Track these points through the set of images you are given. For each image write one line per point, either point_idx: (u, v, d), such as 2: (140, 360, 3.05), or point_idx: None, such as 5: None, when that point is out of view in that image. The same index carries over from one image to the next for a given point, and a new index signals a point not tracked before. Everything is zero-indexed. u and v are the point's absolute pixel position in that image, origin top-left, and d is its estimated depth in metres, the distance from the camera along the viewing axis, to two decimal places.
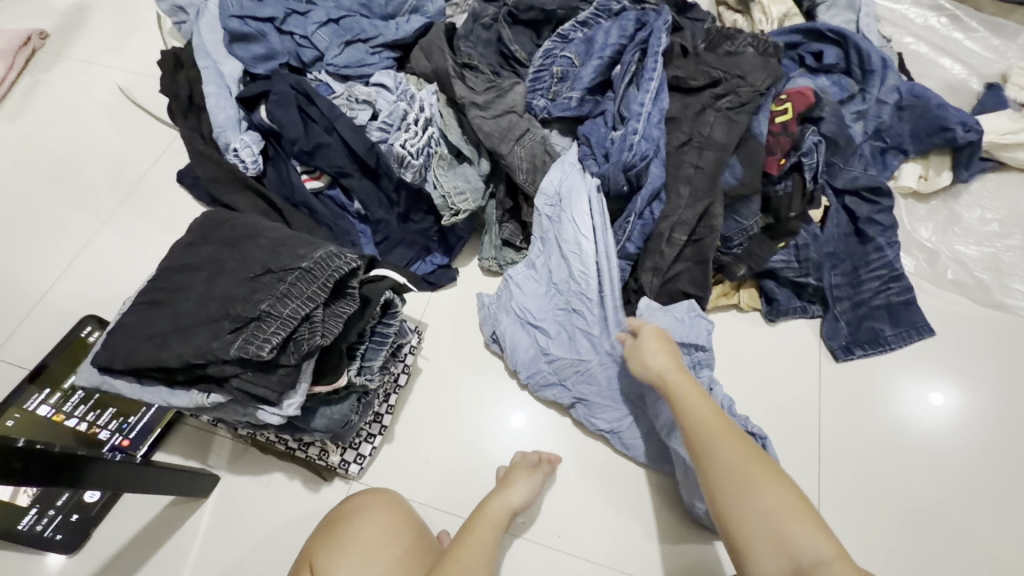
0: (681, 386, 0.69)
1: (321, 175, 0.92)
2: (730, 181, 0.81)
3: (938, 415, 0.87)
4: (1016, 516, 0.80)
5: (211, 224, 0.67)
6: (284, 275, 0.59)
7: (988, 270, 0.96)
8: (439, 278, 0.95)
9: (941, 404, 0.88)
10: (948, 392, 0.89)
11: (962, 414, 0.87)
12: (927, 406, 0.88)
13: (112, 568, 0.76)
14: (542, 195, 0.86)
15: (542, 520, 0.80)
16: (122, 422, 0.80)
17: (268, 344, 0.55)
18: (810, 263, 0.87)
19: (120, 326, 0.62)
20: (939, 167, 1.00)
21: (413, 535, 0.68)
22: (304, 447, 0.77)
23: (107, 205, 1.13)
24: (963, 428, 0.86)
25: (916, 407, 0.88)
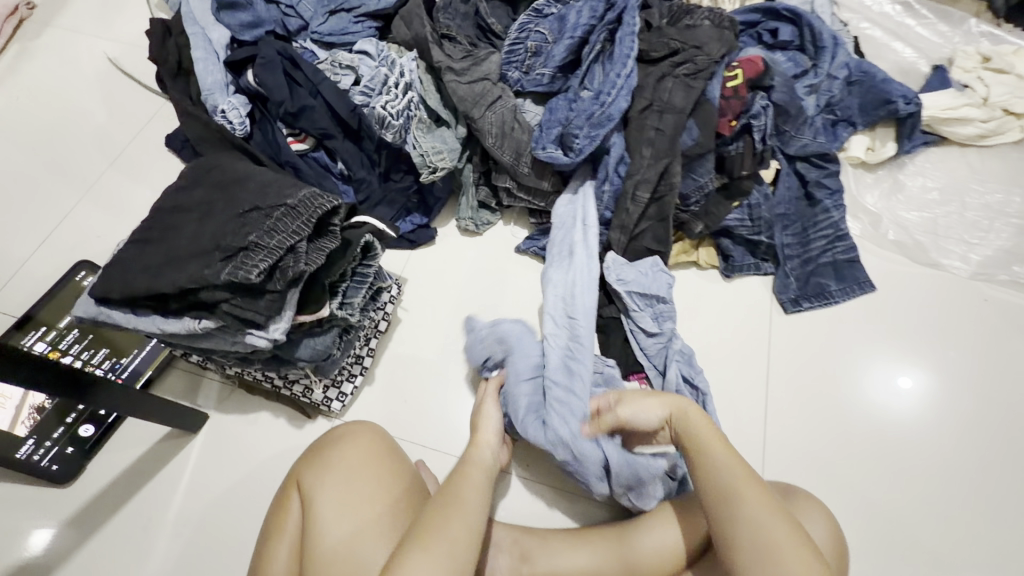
0: (702, 434, 0.64)
1: (306, 138, 0.96)
2: (688, 143, 0.87)
3: (909, 400, 0.92)
4: (947, 454, 0.88)
5: (201, 170, 0.72)
6: (271, 212, 0.64)
7: (926, 233, 1.04)
8: (419, 237, 1.01)
9: (911, 389, 0.93)
10: (917, 376, 0.94)
11: (930, 398, 0.92)
12: (896, 391, 0.93)
13: (109, 494, 0.81)
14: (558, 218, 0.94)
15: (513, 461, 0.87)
16: (115, 362, 0.86)
17: (257, 269, 0.60)
18: (762, 222, 0.95)
19: (115, 261, 0.66)
20: (884, 138, 1.08)
21: (393, 471, 0.70)
22: (288, 386, 0.83)
23: (97, 167, 1.16)
24: (928, 423, 0.90)
25: (885, 391, 0.93)
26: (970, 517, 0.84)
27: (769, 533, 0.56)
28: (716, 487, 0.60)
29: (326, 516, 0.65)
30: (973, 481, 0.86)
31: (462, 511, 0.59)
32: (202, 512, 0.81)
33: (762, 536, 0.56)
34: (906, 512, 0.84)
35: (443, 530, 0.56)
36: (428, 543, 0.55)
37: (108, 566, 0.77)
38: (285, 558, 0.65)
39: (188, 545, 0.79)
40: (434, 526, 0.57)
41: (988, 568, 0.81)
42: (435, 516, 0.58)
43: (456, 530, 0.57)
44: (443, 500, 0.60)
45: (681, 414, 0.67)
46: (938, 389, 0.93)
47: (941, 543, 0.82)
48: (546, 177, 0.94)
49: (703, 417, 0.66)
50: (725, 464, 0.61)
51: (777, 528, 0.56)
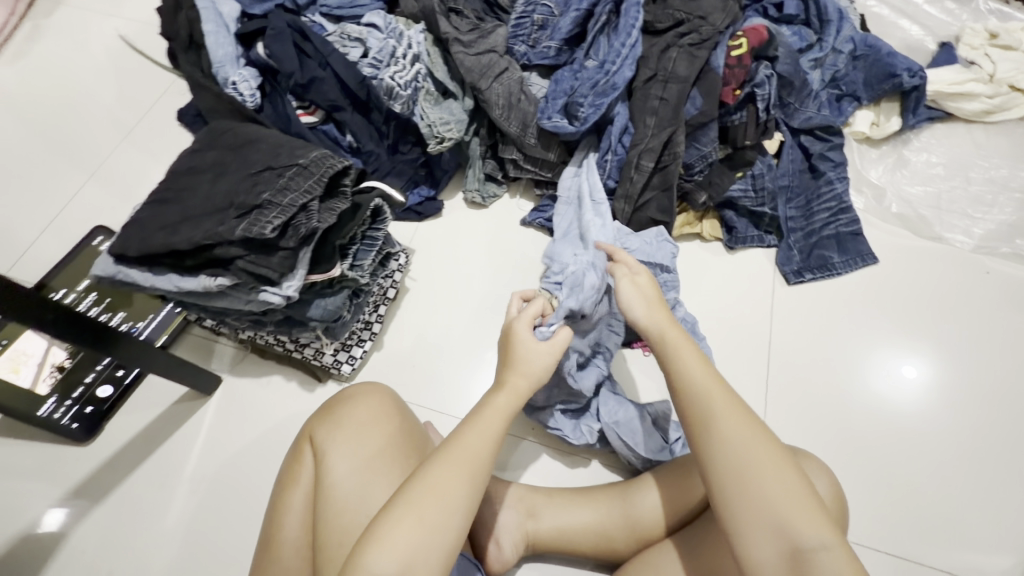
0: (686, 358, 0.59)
1: (315, 111, 0.97)
2: (691, 112, 0.88)
3: (913, 387, 0.92)
4: (949, 424, 0.89)
5: (215, 133, 0.74)
6: (283, 171, 0.66)
7: (929, 207, 1.05)
8: (426, 209, 1.03)
9: (913, 376, 0.92)
10: (921, 366, 0.93)
11: (935, 388, 0.91)
12: (899, 380, 0.92)
13: (126, 453, 0.84)
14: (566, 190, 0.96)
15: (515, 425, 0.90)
16: (132, 326, 0.89)
17: (270, 226, 0.62)
18: (766, 193, 0.96)
19: (133, 221, 0.68)
20: (889, 113, 1.09)
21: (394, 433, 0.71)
22: (300, 349, 0.85)
23: (111, 142, 1.18)
24: (931, 400, 0.90)
25: (889, 381, 0.92)
26: (970, 485, 0.84)
27: (751, 453, 0.51)
28: (693, 410, 0.55)
29: (338, 468, 0.67)
30: (975, 449, 0.87)
31: (466, 471, 0.55)
32: (217, 470, 0.83)
33: (740, 457, 0.51)
34: (907, 477, 0.85)
35: (443, 488, 0.53)
36: (424, 505, 0.52)
37: (126, 521, 0.80)
38: (300, 508, 0.68)
39: (204, 501, 0.81)
40: (435, 482, 0.53)
41: (990, 532, 0.81)
42: (438, 470, 0.54)
43: (457, 490, 0.53)
44: (452, 450, 0.56)
45: (657, 328, 0.63)
46: (942, 373, 0.92)
47: (940, 509, 0.83)
48: (552, 148, 0.96)
49: (680, 335, 0.62)
50: (702, 381, 0.57)
51: (758, 448, 0.51)
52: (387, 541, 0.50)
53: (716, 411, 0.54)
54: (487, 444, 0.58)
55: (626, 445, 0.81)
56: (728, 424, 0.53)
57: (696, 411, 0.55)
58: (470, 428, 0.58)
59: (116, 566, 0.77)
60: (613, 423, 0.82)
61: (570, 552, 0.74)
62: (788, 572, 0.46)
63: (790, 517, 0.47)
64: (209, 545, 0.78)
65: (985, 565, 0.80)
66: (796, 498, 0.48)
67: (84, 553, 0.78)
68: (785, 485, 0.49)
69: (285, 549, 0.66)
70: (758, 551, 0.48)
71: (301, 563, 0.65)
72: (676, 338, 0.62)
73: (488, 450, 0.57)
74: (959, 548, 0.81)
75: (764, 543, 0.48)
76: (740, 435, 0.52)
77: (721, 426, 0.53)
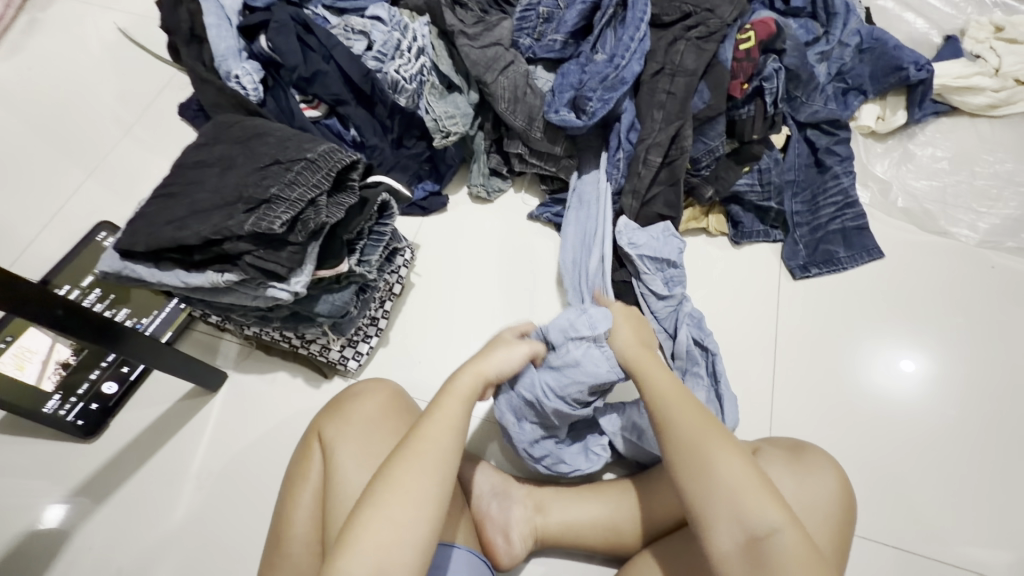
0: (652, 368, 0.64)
1: (319, 105, 0.96)
2: (699, 106, 0.88)
3: (907, 379, 0.92)
4: (953, 418, 0.89)
5: (221, 127, 0.73)
6: (291, 165, 0.66)
7: (935, 201, 1.05)
8: (431, 204, 1.03)
9: (911, 370, 0.93)
10: (919, 360, 0.93)
11: (931, 381, 0.92)
12: (899, 373, 0.93)
13: (132, 450, 0.84)
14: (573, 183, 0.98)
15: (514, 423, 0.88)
16: (137, 322, 0.88)
17: (279, 220, 0.62)
18: (772, 187, 0.96)
19: (140, 216, 0.68)
20: (894, 106, 1.08)
21: (392, 419, 0.71)
22: (306, 345, 0.85)
23: (111, 137, 1.17)
24: (934, 395, 0.91)
25: (890, 375, 0.92)
26: (974, 477, 0.85)
27: (704, 448, 0.54)
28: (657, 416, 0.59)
29: (348, 465, 0.67)
30: (978, 442, 0.87)
31: (429, 463, 0.55)
32: (223, 466, 0.83)
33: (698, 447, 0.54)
34: (911, 470, 0.86)
35: (409, 484, 0.53)
36: (394, 502, 0.52)
37: (134, 518, 0.80)
38: (309, 503, 0.67)
39: (210, 497, 0.81)
40: (404, 480, 0.54)
41: (993, 524, 0.82)
42: (402, 467, 0.54)
43: (423, 483, 0.54)
44: (411, 449, 0.56)
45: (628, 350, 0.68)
46: (945, 370, 0.92)
47: (943, 501, 0.84)
48: (558, 141, 0.94)
49: (643, 355, 0.66)
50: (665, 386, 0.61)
51: (710, 441, 0.54)
52: (362, 540, 0.50)
53: (675, 415, 0.58)
54: (451, 436, 0.58)
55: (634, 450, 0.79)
56: (686, 426, 0.56)
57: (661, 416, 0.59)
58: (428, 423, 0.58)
59: (124, 561, 0.77)
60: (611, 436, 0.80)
61: (579, 547, 0.74)
62: (745, 552, 0.49)
63: (741, 503, 0.51)
64: (217, 540, 0.78)
65: (989, 557, 0.80)
66: (748, 482, 0.51)
67: (92, 550, 0.78)
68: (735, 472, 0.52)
69: (293, 544, 0.66)
70: (721, 539, 0.51)
71: (311, 559, 0.65)
72: (641, 358, 0.66)
73: (450, 439, 0.57)
74: (963, 540, 0.81)
75: (724, 529, 0.51)
76: (698, 433, 0.55)
77: (680, 424, 0.57)
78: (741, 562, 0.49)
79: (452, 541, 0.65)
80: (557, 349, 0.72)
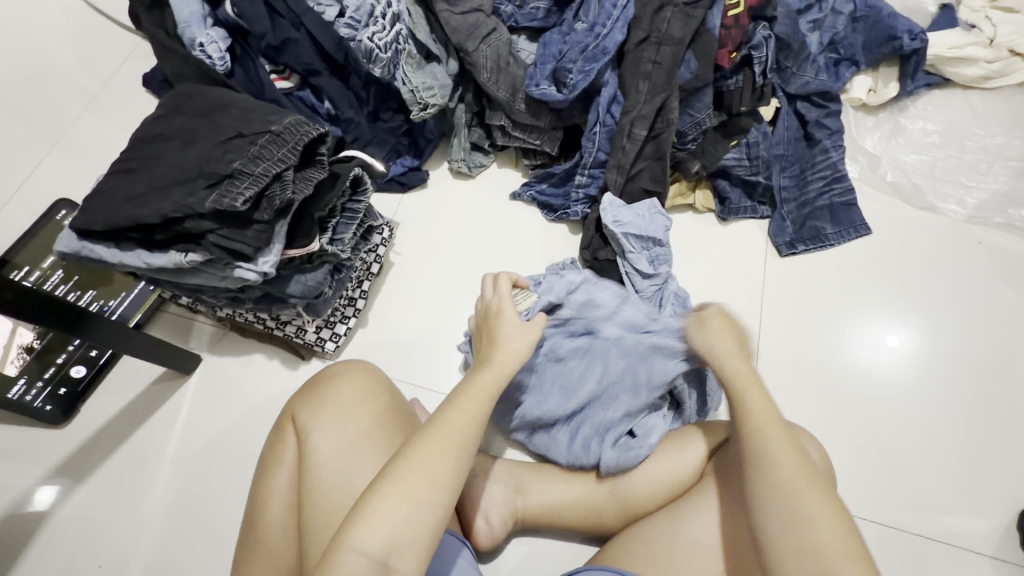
0: (751, 393, 0.59)
1: (290, 75, 0.92)
2: (686, 76, 0.85)
3: (890, 352, 0.92)
4: (935, 394, 0.89)
5: (181, 98, 0.69)
6: (255, 138, 0.62)
7: (924, 175, 1.03)
8: (410, 179, 0.99)
9: (894, 345, 0.93)
10: (903, 335, 0.93)
11: (912, 354, 0.92)
12: (882, 347, 0.92)
13: (104, 434, 0.82)
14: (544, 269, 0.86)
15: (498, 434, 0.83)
16: (104, 305, 0.85)
17: (242, 197, 0.59)
18: (760, 161, 0.94)
19: (97, 193, 0.64)
20: (886, 78, 1.05)
21: (381, 407, 0.69)
22: (281, 326, 0.83)
23: (72, 110, 1.11)
24: (915, 369, 0.91)
25: (872, 352, 0.92)
26: (953, 449, 0.85)
27: (785, 463, 0.52)
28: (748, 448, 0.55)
29: (323, 449, 0.65)
30: (958, 416, 0.87)
31: (445, 449, 0.53)
32: (200, 449, 0.81)
33: (792, 498, 0.50)
34: (892, 444, 0.86)
35: (428, 464, 0.52)
36: (410, 480, 0.51)
37: (108, 501, 0.78)
38: (285, 488, 0.66)
39: (187, 481, 0.80)
40: (422, 459, 0.52)
41: (970, 495, 0.83)
42: (422, 446, 0.53)
43: (445, 461, 0.52)
44: (436, 428, 0.54)
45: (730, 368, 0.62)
46: (925, 346, 0.92)
47: (923, 472, 0.84)
48: (542, 116, 0.91)
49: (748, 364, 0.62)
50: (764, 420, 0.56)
51: (805, 492, 0.50)
52: (375, 517, 0.49)
53: (763, 429, 0.55)
54: (471, 424, 0.55)
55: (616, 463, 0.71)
56: (774, 442, 0.54)
57: (748, 429, 0.56)
58: (452, 406, 0.56)
59: (100, 545, 0.76)
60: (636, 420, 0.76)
61: (559, 527, 0.74)
62: None
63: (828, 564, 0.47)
64: (194, 523, 0.77)
65: (966, 527, 0.81)
66: (825, 508, 0.49)
67: (67, 534, 0.76)
68: (816, 499, 0.50)
69: (270, 530, 0.65)
70: (784, 555, 0.49)
71: (287, 542, 0.64)
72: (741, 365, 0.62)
73: (473, 432, 0.55)
74: (941, 514, 0.82)
75: (790, 546, 0.49)
76: (789, 454, 0.53)
77: (778, 466, 0.52)
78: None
79: (458, 537, 0.64)
80: (566, 303, 0.80)
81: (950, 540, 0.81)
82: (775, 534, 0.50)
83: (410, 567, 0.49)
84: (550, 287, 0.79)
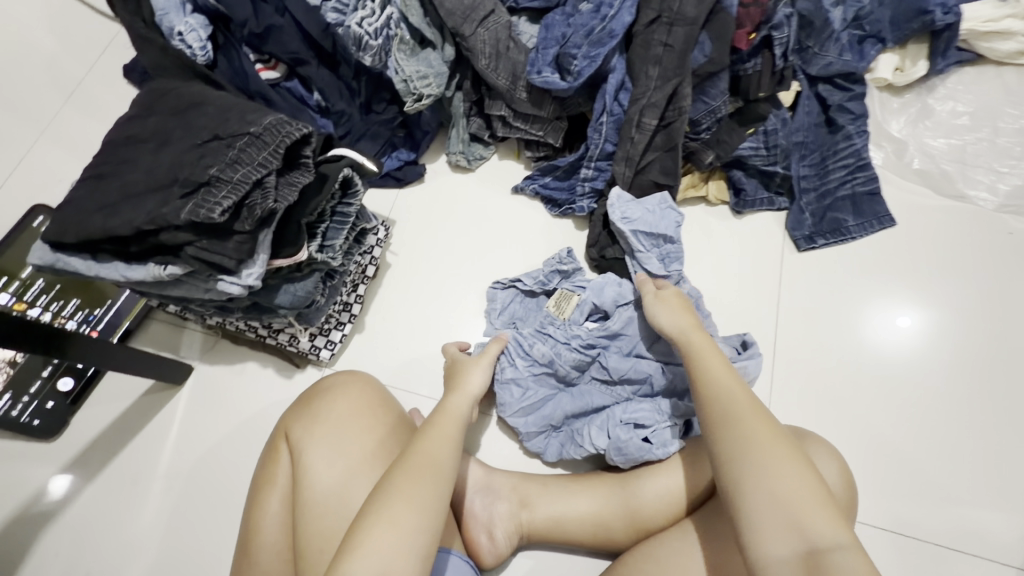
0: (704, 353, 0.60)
1: (276, 65, 0.85)
2: (699, 60, 0.78)
3: (906, 335, 0.88)
4: (960, 395, 0.84)
5: (155, 96, 0.64)
6: (233, 141, 0.58)
7: (953, 161, 0.97)
8: (406, 174, 0.94)
9: (908, 326, 0.89)
10: (916, 316, 0.89)
11: (927, 335, 0.88)
12: (898, 331, 0.89)
13: (95, 448, 0.79)
14: (558, 259, 0.84)
15: (501, 443, 0.81)
16: (88, 314, 0.82)
17: (219, 207, 0.54)
18: (779, 150, 0.88)
19: (68, 202, 0.60)
20: (915, 56, 0.98)
21: (378, 422, 0.66)
22: (273, 335, 0.79)
23: (51, 105, 1.06)
24: (941, 368, 0.86)
25: (885, 333, 0.88)
26: (979, 453, 0.81)
27: (765, 449, 0.50)
28: (713, 406, 0.55)
29: (316, 469, 0.62)
30: (985, 418, 0.83)
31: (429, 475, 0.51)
32: (193, 465, 0.79)
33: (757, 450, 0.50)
34: (912, 449, 0.82)
35: (412, 495, 0.49)
36: (395, 513, 0.48)
37: (101, 517, 0.76)
38: (278, 509, 0.64)
39: (181, 496, 0.77)
40: (404, 490, 0.50)
41: (997, 498, 0.79)
42: (403, 476, 0.51)
43: (432, 492, 0.50)
44: (416, 458, 0.52)
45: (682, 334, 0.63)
46: (951, 343, 0.87)
47: (945, 477, 0.80)
48: (545, 105, 0.85)
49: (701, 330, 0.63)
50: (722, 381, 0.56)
51: (772, 447, 0.50)
52: (362, 555, 0.46)
53: (733, 409, 0.53)
54: (450, 447, 0.55)
55: (635, 459, 0.71)
56: (750, 428, 0.52)
57: (705, 394, 0.56)
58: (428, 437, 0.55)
59: (94, 562, 0.74)
60: (651, 429, 0.72)
61: (565, 542, 0.71)
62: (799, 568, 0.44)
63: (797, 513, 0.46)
64: (190, 538, 0.75)
65: (992, 535, 0.77)
66: (812, 494, 0.47)
67: (59, 552, 0.75)
68: (779, 456, 0.49)
69: (265, 552, 0.63)
70: (770, 547, 0.46)
71: (283, 565, 0.63)
72: (701, 341, 0.61)
73: (451, 454, 0.54)
74: (965, 522, 0.78)
75: (778, 538, 0.46)
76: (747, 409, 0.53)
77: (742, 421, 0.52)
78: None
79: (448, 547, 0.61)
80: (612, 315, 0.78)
81: (974, 550, 0.77)
82: (745, 486, 0.49)
83: None
84: (600, 290, 0.80)
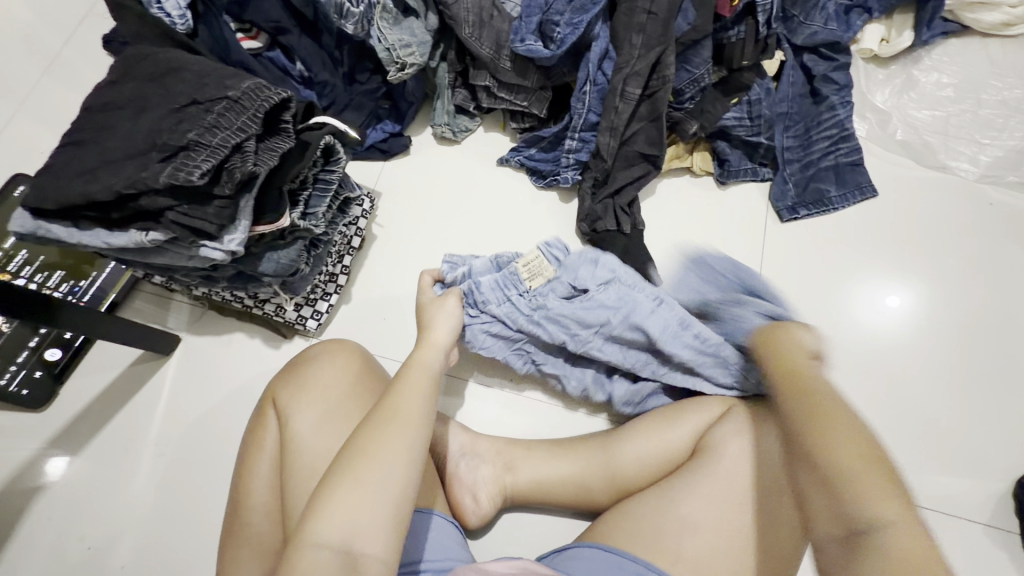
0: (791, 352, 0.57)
1: (258, 34, 0.84)
2: (683, 28, 0.78)
3: (894, 316, 0.89)
4: (936, 362, 0.86)
5: (131, 61, 0.64)
6: (212, 106, 0.58)
7: (936, 133, 0.97)
8: (392, 146, 0.94)
9: (897, 305, 0.90)
10: (905, 295, 0.90)
11: (916, 314, 0.89)
12: (886, 309, 0.90)
13: (85, 418, 0.80)
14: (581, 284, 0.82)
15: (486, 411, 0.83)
16: (74, 285, 0.82)
17: (199, 170, 0.54)
18: (762, 121, 0.89)
19: (46, 168, 0.60)
20: (901, 27, 0.98)
21: (357, 381, 0.67)
22: (260, 305, 0.80)
23: (29, 77, 1.04)
24: (916, 334, 0.88)
25: (872, 314, 0.89)
26: (951, 416, 0.84)
27: (824, 428, 0.48)
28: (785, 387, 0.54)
29: (304, 432, 0.63)
30: (957, 383, 0.85)
31: (393, 428, 0.51)
32: (183, 432, 0.80)
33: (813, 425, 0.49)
34: (888, 417, 0.84)
35: (374, 451, 0.49)
36: (357, 469, 0.48)
37: (95, 483, 0.77)
38: (266, 473, 0.65)
39: (171, 463, 0.79)
40: (367, 447, 0.50)
41: (966, 459, 0.82)
42: (368, 434, 0.51)
43: (399, 447, 0.50)
44: (382, 414, 0.52)
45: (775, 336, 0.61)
46: (927, 310, 0.89)
47: (918, 439, 0.83)
48: (529, 75, 0.85)
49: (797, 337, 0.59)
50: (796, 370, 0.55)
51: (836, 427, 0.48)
52: (327, 514, 0.46)
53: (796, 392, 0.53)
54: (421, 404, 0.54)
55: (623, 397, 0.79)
56: (802, 413, 0.50)
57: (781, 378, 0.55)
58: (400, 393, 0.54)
59: (89, 526, 0.76)
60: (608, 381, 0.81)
61: (549, 503, 0.73)
62: (844, 544, 0.44)
63: (850, 487, 0.45)
64: (182, 504, 0.77)
65: (960, 494, 0.80)
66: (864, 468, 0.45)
67: (53, 518, 0.76)
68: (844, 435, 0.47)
69: (255, 514, 0.64)
70: (822, 523, 0.46)
71: (271, 527, 0.64)
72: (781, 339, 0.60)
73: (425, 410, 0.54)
74: (935, 483, 0.81)
75: (824, 513, 0.46)
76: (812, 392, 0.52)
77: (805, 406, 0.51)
78: (837, 554, 0.44)
79: (431, 509, 0.62)
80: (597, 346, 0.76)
81: (942, 508, 0.79)
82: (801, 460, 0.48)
83: (374, 549, 0.46)
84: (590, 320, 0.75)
